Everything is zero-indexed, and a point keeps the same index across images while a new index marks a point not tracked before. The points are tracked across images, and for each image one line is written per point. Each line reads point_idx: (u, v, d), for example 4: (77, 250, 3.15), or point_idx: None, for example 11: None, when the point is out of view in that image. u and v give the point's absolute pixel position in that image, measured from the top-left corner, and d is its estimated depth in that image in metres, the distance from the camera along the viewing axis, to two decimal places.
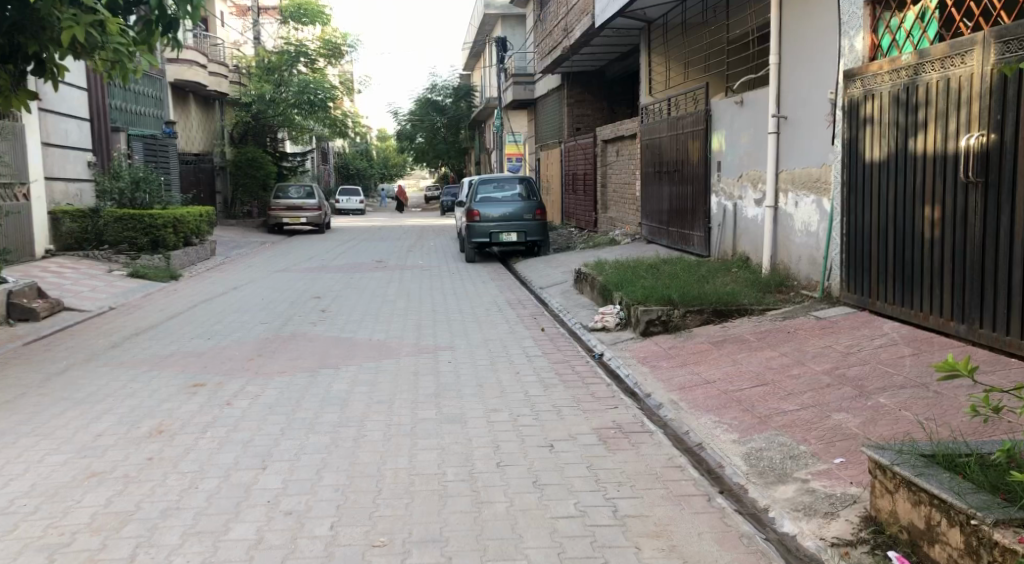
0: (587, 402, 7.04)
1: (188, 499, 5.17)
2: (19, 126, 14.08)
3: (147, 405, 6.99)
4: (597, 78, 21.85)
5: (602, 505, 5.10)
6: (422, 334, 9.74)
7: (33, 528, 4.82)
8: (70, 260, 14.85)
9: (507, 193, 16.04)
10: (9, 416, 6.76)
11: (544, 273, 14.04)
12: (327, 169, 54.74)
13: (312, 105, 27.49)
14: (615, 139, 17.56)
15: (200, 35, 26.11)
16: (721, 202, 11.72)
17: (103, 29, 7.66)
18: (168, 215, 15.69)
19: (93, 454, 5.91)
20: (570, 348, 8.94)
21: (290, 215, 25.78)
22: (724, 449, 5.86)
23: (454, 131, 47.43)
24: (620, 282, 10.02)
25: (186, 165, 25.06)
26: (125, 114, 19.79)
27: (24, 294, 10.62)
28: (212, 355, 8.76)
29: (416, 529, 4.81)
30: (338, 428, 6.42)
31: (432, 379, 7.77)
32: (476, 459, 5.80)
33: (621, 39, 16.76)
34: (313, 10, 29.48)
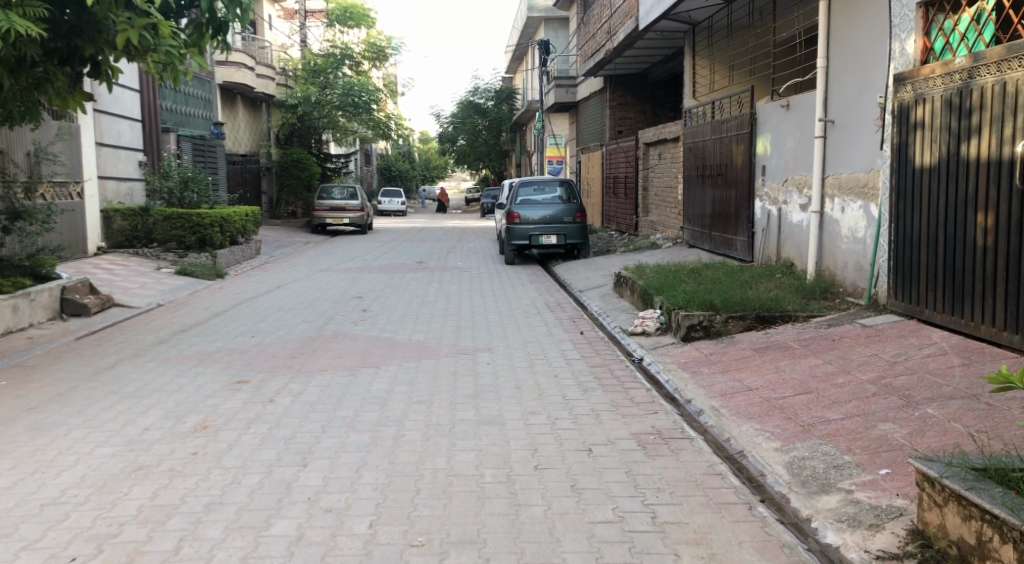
0: (626, 407, 6.99)
1: (230, 494, 5.22)
2: (74, 127, 14.39)
3: (192, 400, 7.09)
4: (640, 82, 21.71)
5: (640, 511, 5.05)
6: (460, 335, 9.76)
7: (82, 519, 4.90)
8: (121, 257, 15.12)
9: (548, 197, 15.99)
10: (60, 409, 6.89)
11: (584, 276, 13.98)
12: (370, 171, 55.12)
13: (356, 107, 27.74)
14: (657, 142, 17.43)
15: (248, 37, 26.45)
16: (766, 207, 11.58)
17: (156, 32, 7.78)
18: (215, 215, 15.92)
19: (141, 447, 6.00)
20: (609, 352, 8.89)
21: (333, 215, 25.98)
22: (766, 458, 5.77)
23: (496, 134, 47.43)
24: (661, 286, 9.94)
25: (232, 165, 25.41)
26: (175, 115, 20.12)
27: (77, 290, 10.80)
28: (256, 352, 8.86)
29: (454, 530, 4.81)
30: (378, 427, 6.46)
31: (470, 380, 7.79)
32: (513, 462, 5.79)
33: (665, 41, 16.61)
34: (358, 14, 29.39)
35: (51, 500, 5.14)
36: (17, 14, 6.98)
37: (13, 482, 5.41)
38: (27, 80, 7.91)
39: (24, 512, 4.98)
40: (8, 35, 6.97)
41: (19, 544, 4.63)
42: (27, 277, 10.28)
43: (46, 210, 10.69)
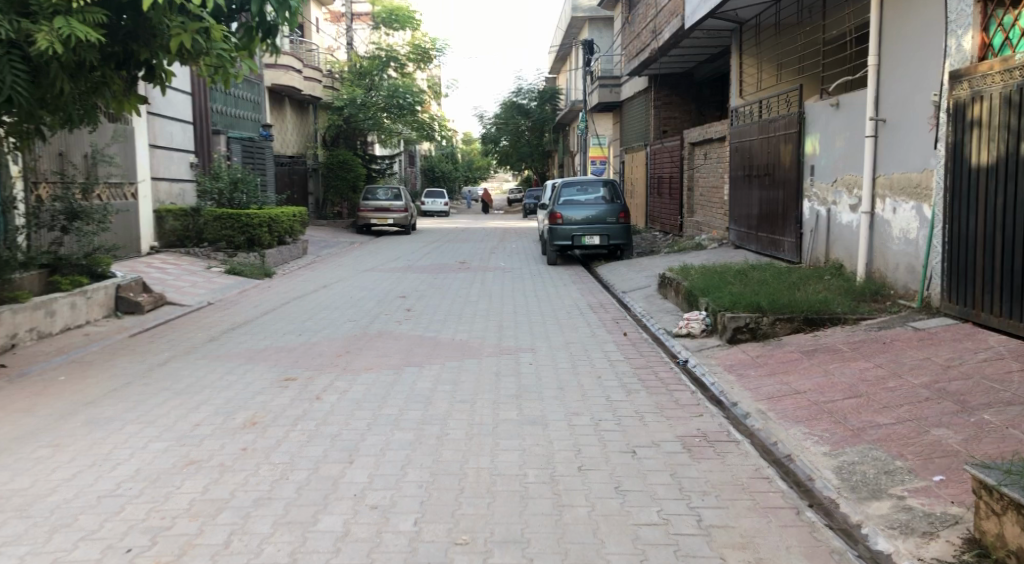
0: (671, 409, 6.94)
1: (278, 490, 5.28)
2: (130, 129, 14.68)
3: (242, 397, 7.17)
4: (686, 81, 21.52)
5: (685, 514, 5.01)
6: (503, 335, 9.76)
7: (137, 512, 4.98)
8: (173, 256, 15.37)
9: (592, 197, 15.92)
10: (115, 403, 7.03)
11: (627, 277, 13.90)
12: (414, 173, 55.45)
13: (401, 109, 28.05)
14: (703, 142, 17.28)
15: (296, 40, 26.74)
16: (814, 207, 11.42)
17: (208, 36, 7.92)
18: (264, 215, 16.12)
19: (192, 442, 6.09)
20: (653, 354, 8.83)
21: (377, 215, 26.16)
22: (815, 462, 5.68)
23: (539, 134, 47.37)
24: (706, 287, 9.84)
25: (280, 166, 25.74)
26: (225, 118, 20.43)
27: (131, 288, 11.01)
28: (304, 350, 8.95)
29: (498, 530, 4.80)
30: (423, 425, 6.48)
31: (513, 380, 7.78)
32: (557, 462, 5.77)
33: (711, 40, 16.46)
34: (404, 16, 29.40)
35: (108, 492, 5.24)
36: (77, 20, 7.17)
37: (72, 474, 5.53)
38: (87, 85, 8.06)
39: (82, 503, 5.08)
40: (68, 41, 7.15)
41: (78, 534, 4.72)
42: (83, 275, 10.50)
43: (103, 210, 10.89)
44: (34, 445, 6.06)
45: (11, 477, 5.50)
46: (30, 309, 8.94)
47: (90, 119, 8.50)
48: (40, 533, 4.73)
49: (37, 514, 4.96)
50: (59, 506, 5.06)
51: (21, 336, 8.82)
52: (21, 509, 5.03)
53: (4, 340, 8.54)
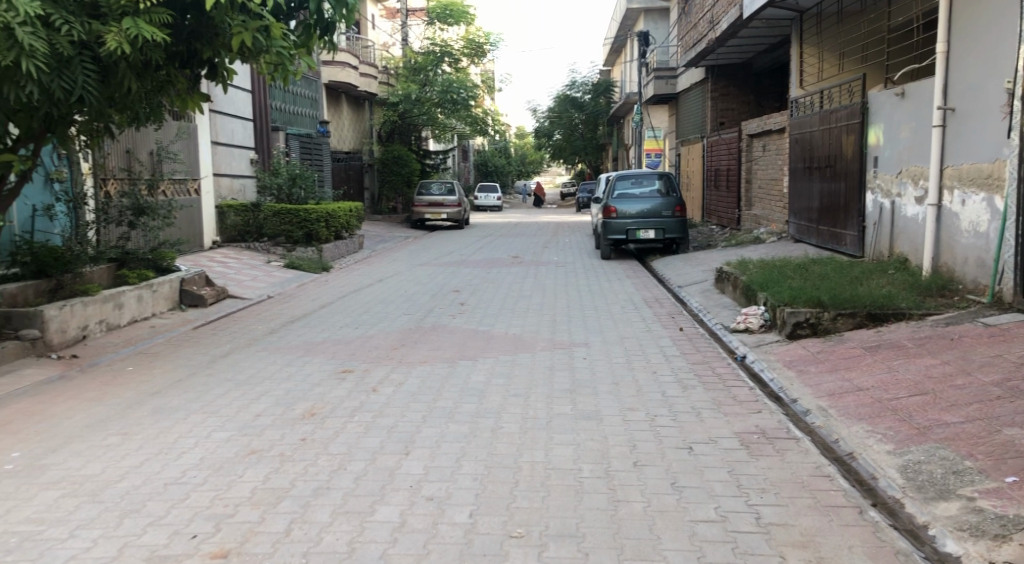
0: (728, 405, 6.82)
1: (337, 480, 5.31)
2: (193, 126, 14.94)
3: (300, 388, 7.24)
4: (743, 71, 21.20)
5: (744, 511, 4.91)
6: (557, 330, 9.70)
7: (202, 499, 5.05)
8: (233, 251, 15.62)
9: (646, 190, 15.77)
10: (180, 393, 7.15)
11: (683, 272, 13.74)
12: (467, 168, 55.63)
13: (455, 103, 28.05)
14: (761, 133, 16.99)
15: (352, 37, 26.99)
16: (878, 200, 11.14)
17: (267, 34, 8.02)
18: (321, 210, 16.30)
19: (253, 432, 6.16)
20: (710, 349, 8.69)
21: (431, 211, 26.28)
22: (878, 461, 5.53)
23: (593, 128, 47.09)
24: (765, 282, 9.65)
25: (337, 162, 26.01)
26: (285, 115, 20.66)
27: (194, 282, 11.19)
28: (360, 343, 9.01)
29: (553, 523, 4.76)
30: (477, 419, 6.46)
31: (567, 375, 7.72)
32: (612, 457, 5.71)
33: (770, 30, 16.17)
34: (458, 11, 29.37)
35: (174, 479, 5.32)
36: (144, 20, 7.29)
37: (140, 461, 5.63)
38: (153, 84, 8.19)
39: (150, 490, 5.17)
40: (135, 41, 7.28)
41: (146, 519, 4.80)
42: (150, 269, 10.72)
43: (167, 206, 11.09)
44: (104, 433, 6.19)
45: (83, 463, 5.62)
46: (99, 302, 9.13)
47: (156, 118, 8.63)
48: (110, 518, 4.83)
49: (108, 500, 5.06)
50: (128, 492, 5.15)
51: (91, 328, 9.02)
52: (93, 494, 5.14)
53: (76, 331, 8.74)
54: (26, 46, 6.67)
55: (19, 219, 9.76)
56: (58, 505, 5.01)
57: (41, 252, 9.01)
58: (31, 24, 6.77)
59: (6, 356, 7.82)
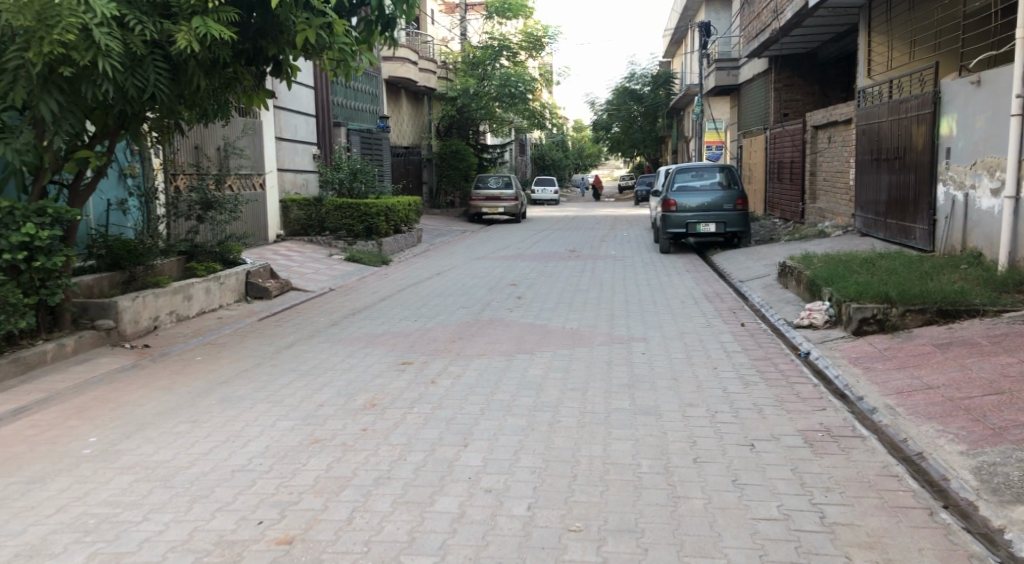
0: (791, 402, 6.68)
1: (397, 470, 5.33)
2: (258, 122, 15.17)
3: (361, 380, 7.30)
4: (808, 61, 20.76)
5: (808, 510, 4.79)
6: (615, 324, 9.62)
7: (267, 486, 5.11)
8: (296, 244, 15.85)
9: (707, 182, 15.56)
10: (245, 383, 7.27)
11: (745, 266, 13.52)
12: (524, 161, 55.64)
13: (512, 98, 27.85)
14: (827, 125, 16.61)
15: (412, 32, 27.13)
16: (950, 192, 10.82)
17: (330, 31, 8.12)
18: (382, 204, 16.43)
19: (316, 421, 6.23)
20: (772, 345, 8.53)
21: (488, 205, 26.34)
22: (949, 461, 5.36)
23: (652, 120, 46.66)
24: (830, 277, 9.43)
25: (397, 157, 26.21)
26: (346, 110, 20.86)
27: (259, 275, 11.38)
28: (419, 335, 9.05)
29: (612, 518, 4.72)
30: (535, 412, 6.43)
31: (626, 369, 7.65)
32: (672, 453, 5.63)
33: (837, 18, 15.79)
34: (517, 5, 28.97)
35: (241, 466, 5.41)
36: (212, 19, 7.39)
37: (208, 448, 5.73)
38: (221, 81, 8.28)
39: (218, 476, 5.26)
40: (204, 39, 7.39)
41: (215, 505, 4.88)
42: (218, 262, 10.92)
43: (234, 201, 11.26)
44: (174, 421, 6.32)
45: (155, 449, 5.74)
46: (170, 293, 9.32)
47: (224, 114, 8.74)
48: (181, 503, 4.91)
49: (179, 485, 5.15)
50: (197, 478, 5.24)
51: (162, 319, 9.22)
52: (165, 479, 5.24)
53: (148, 322, 8.94)
54: (102, 46, 6.82)
55: (95, 213, 9.89)
56: (132, 489, 5.13)
57: (115, 245, 9.26)
58: (106, 25, 6.92)
59: (83, 345, 8.03)
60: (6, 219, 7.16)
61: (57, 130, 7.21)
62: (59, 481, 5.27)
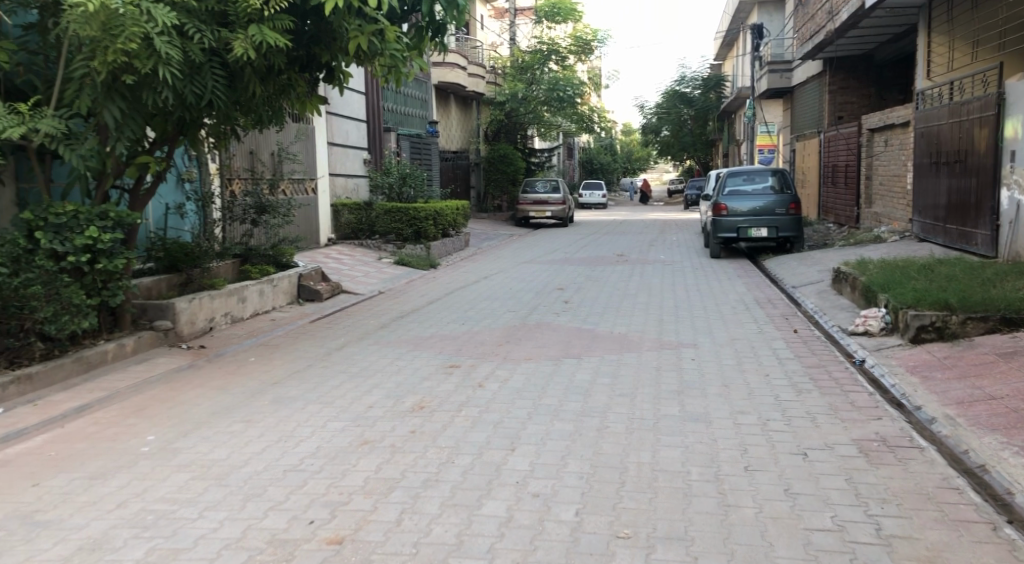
0: (846, 411, 6.53)
1: (445, 473, 5.32)
2: (311, 128, 15.35)
3: (409, 382, 7.31)
4: (864, 62, 20.40)
5: (863, 521, 4.67)
6: (664, 330, 9.52)
7: (318, 486, 5.14)
8: (347, 247, 15.99)
9: (759, 186, 15.34)
10: (296, 384, 7.33)
11: (797, 271, 13.29)
12: (572, 165, 55.50)
13: (561, 101, 28.03)
14: (884, 127, 16.29)
15: (462, 38, 27.26)
16: (1015, 196, 10.52)
17: (382, 38, 8.17)
18: (431, 208, 16.52)
19: (366, 423, 6.25)
20: (826, 352, 8.36)
21: (536, 208, 26.30)
22: (1013, 474, 5.18)
23: (702, 123, 46.18)
24: (887, 283, 9.21)
25: (445, 161, 26.32)
26: (396, 115, 21.03)
27: (311, 277, 11.49)
28: (467, 338, 9.06)
29: (661, 525, 4.65)
30: (582, 418, 6.38)
31: (675, 376, 7.55)
32: (722, 461, 5.53)
33: (895, 19, 15.50)
34: (567, 9, 29.00)
35: (293, 466, 5.44)
36: (268, 27, 7.47)
37: (261, 448, 5.78)
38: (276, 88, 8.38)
39: (271, 476, 5.30)
40: (260, 47, 7.49)
41: (267, 503, 4.92)
42: (271, 265, 11.02)
43: (287, 205, 11.38)
44: (229, 420, 6.39)
45: (210, 448, 5.81)
46: (225, 295, 9.46)
47: (278, 121, 8.83)
48: (235, 501, 4.96)
49: (233, 483, 5.20)
50: (251, 477, 5.29)
51: (217, 320, 9.36)
52: (219, 478, 5.30)
53: (204, 323, 9.08)
54: (163, 54, 6.92)
55: (155, 218, 10.11)
56: (188, 486, 5.19)
57: (173, 247, 9.46)
58: (168, 34, 7.03)
59: (142, 345, 8.17)
60: (72, 223, 7.35)
61: (120, 136, 7.35)
62: (118, 478, 5.36)
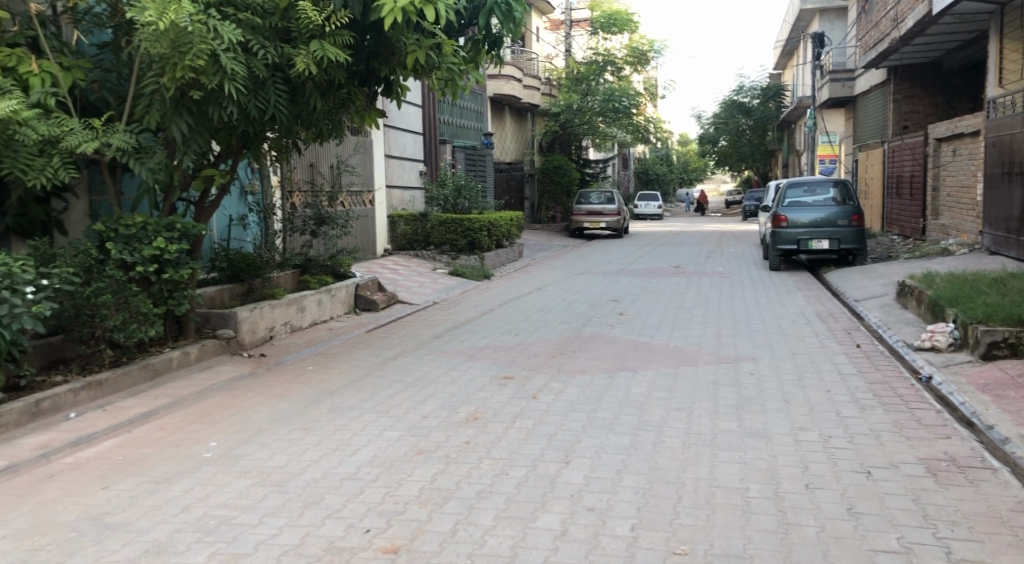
0: (912, 429, 6.31)
1: (499, 484, 5.26)
2: (369, 140, 15.50)
3: (463, 393, 7.27)
4: (931, 71, 19.91)
5: (932, 544, 4.49)
6: (722, 343, 9.35)
7: (374, 495, 5.11)
8: (403, 258, 16.09)
9: (820, 198, 15.02)
10: (352, 393, 7.35)
11: (860, 284, 12.96)
12: (627, 176, 55.22)
13: (616, 112, 28.01)
14: (952, 137, 15.85)
15: (517, 50, 27.31)
16: None
17: (439, 52, 8.25)
18: (485, 219, 16.40)
19: (420, 433, 6.22)
20: (891, 367, 8.11)
21: (590, 219, 26.17)
22: None
23: (761, 133, 45.55)
24: (955, 297, 8.92)
25: (500, 173, 26.36)
26: (452, 127, 21.11)
27: (367, 287, 11.55)
28: (521, 349, 9.01)
29: (720, 542, 4.52)
30: (638, 431, 6.26)
31: (733, 390, 7.39)
32: (783, 478, 5.38)
33: (964, 25, 15.09)
34: (622, 20, 28.85)
35: (349, 475, 5.43)
36: (330, 43, 7.54)
37: (318, 456, 5.79)
38: (335, 101, 8.46)
39: (328, 484, 5.29)
40: (322, 63, 7.56)
41: (324, 511, 4.91)
42: (330, 275, 11.15)
43: (345, 217, 11.45)
44: (287, 428, 6.43)
45: (270, 455, 5.83)
46: (285, 304, 9.55)
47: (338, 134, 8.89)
48: (293, 508, 4.96)
49: (291, 490, 5.21)
50: (309, 484, 5.30)
51: (277, 329, 9.45)
52: (278, 485, 5.31)
53: (264, 332, 9.17)
54: (229, 70, 7.01)
55: (218, 229, 10.34)
56: (248, 492, 5.21)
57: (235, 258, 9.58)
58: (233, 51, 7.14)
59: (205, 353, 8.27)
60: (140, 234, 7.50)
61: (187, 150, 7.47)
62: (181, 483, 5.40)
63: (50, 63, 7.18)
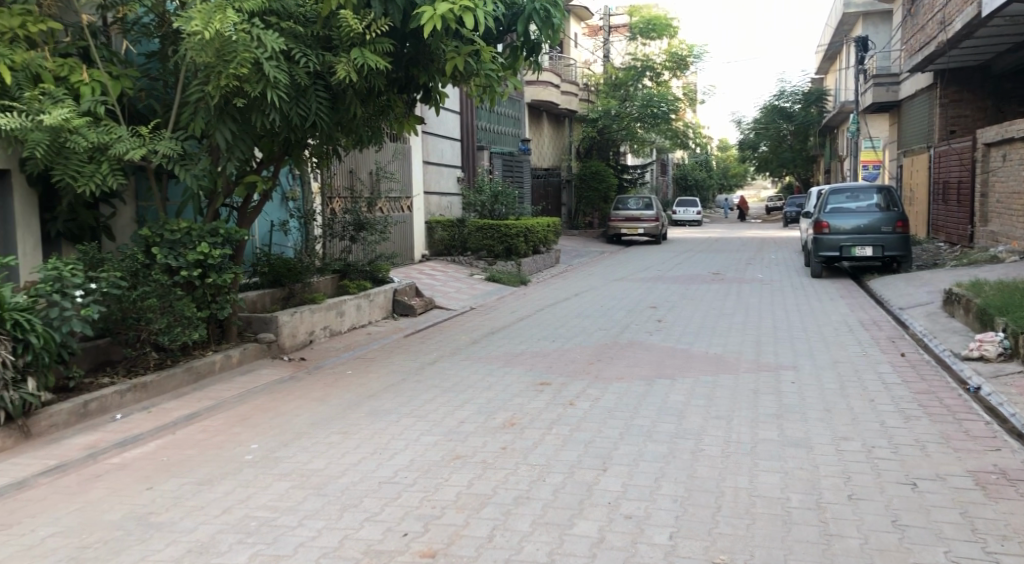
0: (959, 440, 6.18)
1: (537, 491, 5.23)
2: (407, 147, 15.59)
3: (500, 399, 7.26)
4: (979, 74, 19.57)
5: (980, 558, 4.38)
6: (762, 351, 9.23)
7: (412, 499, 5.12)
8: (440, 264, 16.14)
9: (863, 204, 14.81)
10: (390, 397, 7.37)
11: (904, 292, 12.74)
12: (666, 182, 54.89)
13: (655, 117, 27.79)
14: (1002, 142, 15.54)
15: (555, 56, 27.30)
16: None
17: (478, 58, 8.24)
18: (521, 225, 16.40)
19: (457, 438, 6.22)
20: (937, 377, 7.95)
21: (627, 225, 26.03)
22: None
23: (802, 139, 45.00)
24: (1005, 306, 8.72)
25: (537, 178, 26.36)
26: (490, 134, 21.15)
27: (405, 293, 11.59)
28: (559, 356, 8.98)
29: (759, 552, 4.46)
30: (677, 439, 6.20)
31: (774, 398, 7.29)
32: (825, 488, 5.29)
33: (1014, 27, 14.81)
34: (662, 25, 28.85)
35: (387, 479, 5.44)
36: (370, 50, 7.58)
37: (356, 459, 5.81)
38: (375, 108, 8.51)
39: (366, 487, 5.31)
40: (364, 70, 7.60)
41: (363, 515, 4.92)
42: (368, 281, 11.21)
43: (383, 222, 11.53)
44: (326, 431, 6.46)
45: (309, 458, 5.87)
46: (324, 309, 9.61)
47: (377, 140, 8.94)
48: (332, 511, 4.98)
49: (330, 493, 5.24)
50: (347, 487, 5.32)
51: (316, 333, 9.51)
52: (317, 487, 5.34)
53: (304, 336, 9.24)
54: (272, 77, 7.09)
55: (260, 234, 10.45)
56: (288, 494, 5.25)
57: (276, 263, 9.69)
58: (275, 59, 7.22)
59: (247, 356, 8.35)
60: (185, 239, 7.59)
61: (231, 156, 7.51)
62: (223, 484, 5.45)
63: (100, 72, 7.29)
